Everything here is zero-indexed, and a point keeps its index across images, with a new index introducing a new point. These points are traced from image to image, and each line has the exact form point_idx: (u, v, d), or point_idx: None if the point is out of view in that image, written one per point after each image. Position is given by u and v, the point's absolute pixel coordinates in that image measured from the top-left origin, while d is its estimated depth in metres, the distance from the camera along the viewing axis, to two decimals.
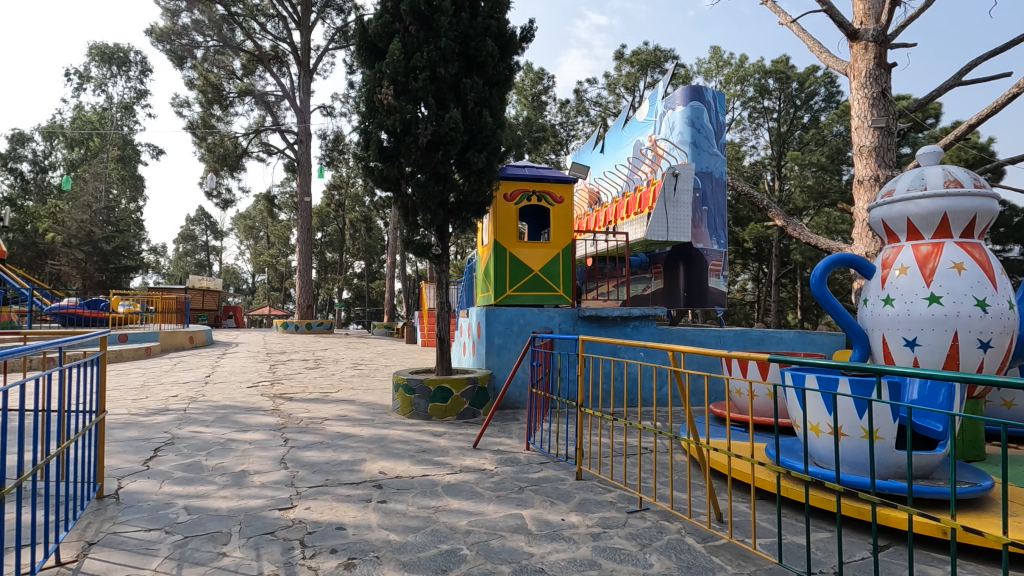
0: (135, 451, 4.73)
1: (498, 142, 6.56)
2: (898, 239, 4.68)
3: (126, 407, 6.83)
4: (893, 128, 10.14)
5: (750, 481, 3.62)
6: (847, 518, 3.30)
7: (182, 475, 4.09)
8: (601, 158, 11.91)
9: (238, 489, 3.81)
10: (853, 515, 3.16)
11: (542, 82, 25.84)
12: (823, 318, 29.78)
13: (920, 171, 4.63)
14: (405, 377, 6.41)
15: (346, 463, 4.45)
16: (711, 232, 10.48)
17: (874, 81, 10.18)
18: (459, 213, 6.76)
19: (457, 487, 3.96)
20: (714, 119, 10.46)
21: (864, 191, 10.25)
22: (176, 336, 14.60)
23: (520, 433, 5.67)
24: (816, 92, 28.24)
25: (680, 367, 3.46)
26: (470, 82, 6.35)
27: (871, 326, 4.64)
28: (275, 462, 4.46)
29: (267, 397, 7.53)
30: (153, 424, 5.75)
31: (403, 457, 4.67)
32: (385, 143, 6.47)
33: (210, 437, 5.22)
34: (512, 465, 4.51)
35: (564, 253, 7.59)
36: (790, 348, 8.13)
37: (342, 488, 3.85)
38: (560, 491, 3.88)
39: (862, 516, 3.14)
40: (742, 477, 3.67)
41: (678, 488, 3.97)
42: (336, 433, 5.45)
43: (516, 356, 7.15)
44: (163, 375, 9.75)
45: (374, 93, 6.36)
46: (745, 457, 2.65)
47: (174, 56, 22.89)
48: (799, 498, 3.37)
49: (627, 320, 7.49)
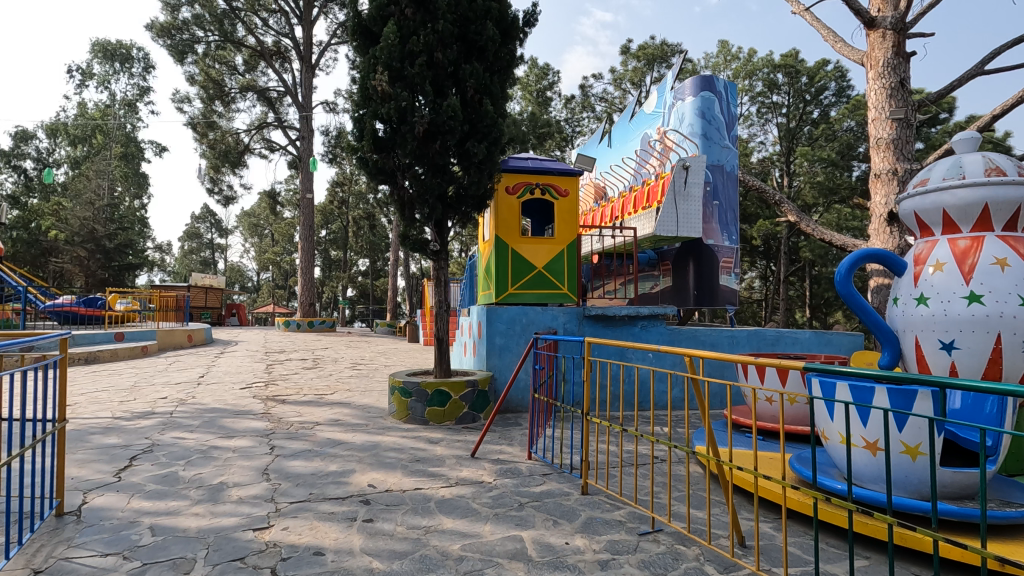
0: (108, 460, 4.41)
1: (500, 133, 6.21)
2: (932, 233, 4.32)
3: (110, 410, 6.54)
4: (912, 120, 9.71)
5: (784, 504, 3.32)
6: (894, 545, 2.96)
7: (155, 488, 3.78)
8: (609, 152, 11.55)
9: (212, 505, 3.49)
10: (905, 544, 2.82)
11: (547, 77, 25.50)
12: (831, 316, 29.37)
13: (958, 158, 4.27)
14: (400, 380, 6.07)
15: (333, 475, 4.12)
16: (723, 227, 9.84)
17: (892, 71, 9.77)
18: (458, 207, 6.42)
19: (451, 502, 3.63)
20: (726, 110, 9.83)
21: (882, 186, 9.86)
22: (174, 335, 14.32)
23: (522, 440, 5.33)
24: (826, 86, 27.78)
25: (698, 374, 3.07)
26: (470, 68, 5.98)
27: (903, 327, 4.28)
28: (257, 473, 4.13)
29: (259, 399, 7.23)
30: (135, 429, 5.45)
31: (395, 467, 4.33)
32: (380, 133, 6.14)
33: (192, 444, 4.90)
34: (513, 477, 4.17)
35: (569, 249, 7.23)
36: (806, 348, 7.75)
37: (325, 505, 3.53)
38: (564, 509, 3.54)
39: (917, 547, 2.79)
40: (774, 497, 3.37)
41: (696, 503, 3.66)
42: (326, 440, 5.13)
43: (518, 358, 6.81)
44: (155, 375, 9.47)
45: (369, 80, 6.03)
46: (774, 478, 2.35)
47: (174, 52, 22.65)
48: (841, 522, 3.07)
49: (635, 320, 7.16)
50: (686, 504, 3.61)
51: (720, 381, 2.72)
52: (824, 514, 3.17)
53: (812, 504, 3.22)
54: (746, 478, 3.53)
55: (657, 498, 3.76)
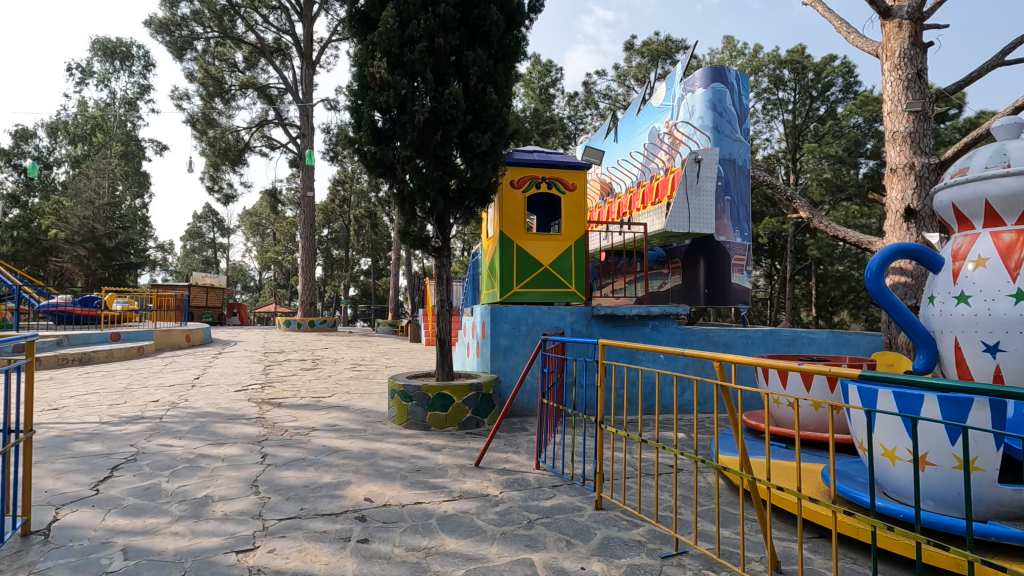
0: (87, 470, 4.12)
1: (505, 123, 5.92)
2: (972, 226, 4.01)
3: (98, 414, 6.27)
4: (929, 112, 9.37)
5: (835, 530, 2.97)
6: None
7: (134, 503, 3.49)
8: (615, 148, 11.27)
9: (193, 523, 3.19)
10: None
11: (550, 74, 25.24)
12: (837, 316, 29.03)
13: (1002, 145, 3.96)
14: (401, 383, 5.79)
15: (327, 487, 3.82)
16: (735, 224, 9.46)
17: (909, 62, 9.43)
18: (461, 201, 6.12)
19: (454, 519, 3.33)
20: (737, 102, 9.49)
21: (898, 180, 9.51)
22: (172, 334, 14.05)
23: (529, 447, 5.04)
24: (833, 82, 27.38)
25: (728, 382, 2.76)
26: (473, 54, 5.69)
27: (941, 328, 4.00)
28: (246, 485, 3.84)
29: (254, 402, 6.93)
30: (121, 436, 5.17)
31: (394, 478, 4.04)
32: (378, 124, 5.85)
33: (180, 452, 4.62)
34: (521, 490, 3.87)
35: (576, 245, 6.93)
36: (824, 349, 7.42)
37: (318, 522, 3.23)
38: (577, 527, 3.24)
39: None
40: (824, 522, 3.04)
41: (724, 521, 3.34)
42: (321, 448, 4.85)
43: (523, 360, 6.50)
44: (149, 377, 9.19)
45: (367, 67, 5.73)
46: (821, 504, 2.07)
47: (174, 48, 22.40)
48: (905, 552, 2.73)
49: (645, 320, 6.86)
50: (718, 526, 3.29)
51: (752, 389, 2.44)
52: (884, 543, 2.82)
53: (870, 530, 2.87)
54: (787, 499, 3.19)
55: (680, 515, 3.43)
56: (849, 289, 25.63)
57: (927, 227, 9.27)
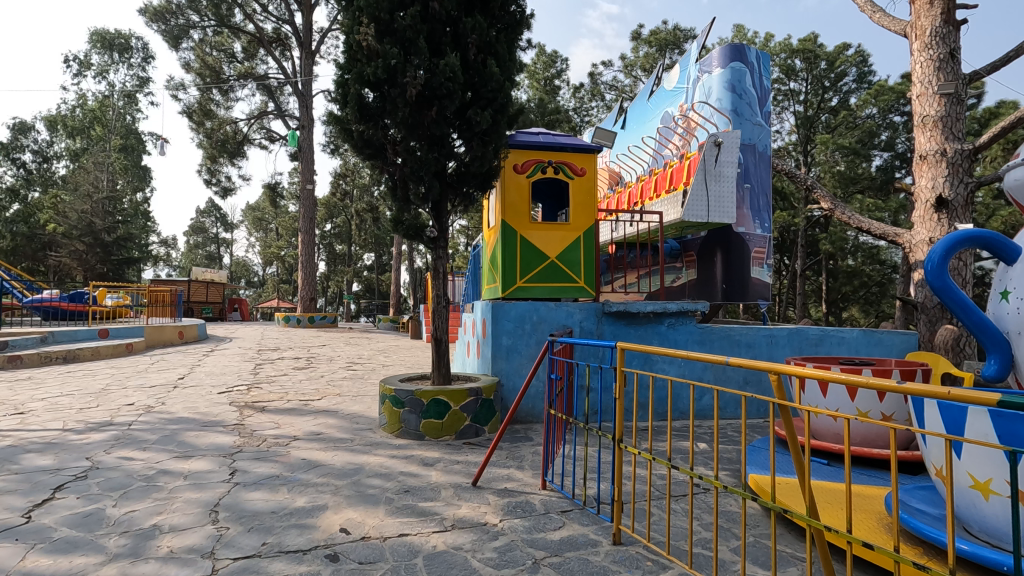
0: (25, 491, 3.58)
1: (508, 99, 5.35)
2: None
3: (62, 420, 5.73)
4: (962, 94, 8.71)
5: None
6: None
7: (66, 535, 2.95)
8: (625, 135, 10.68)
9: (129, 564, 2.65)
10: None
11: (555, 65, 24.64)
12: (849, 312, 28.35)
13: None
14: (392, 387, 5.22)
15: (298, 514, 3.27)
16: (755, 213, 8.83)
17: (941, 41, 8.74)
18: (459, 186, 5.58)
19: (444, 558, 2.78)
20: (758, 83, 8.82)
21: (928, 168, 8.87)
22: (164, 331, 13.55)
23: (534, 461, 4.47)
24: (846, 72, 26.54)
25: (788, 399, 2.13)
26: (472, 21, 5.10)
27: (1015, 329, 3.50)
28: (204, 511, 3.29)
29: (235, 406, 6.40)
30: (80, 447, 4.64)
31: (378, 503, 3.48)
32: (367, 99, 5.27)
33: (138, 467, 4.09)
34: (524, 517, 3.30)
35: (585, 236, 6.33)
36: (854, 349, 6.82)
37: (279, 563, 2.69)
38: (592, 570, 2.68)
39: None
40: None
41: (780, 566, 2.78)
42: (301, 462, 4.31)
43: (527, 361, 5.93)
44: (132, 377, 8.67)
45: (353, 34, 5.15)
46: None
47: (170, 37, 21.81)
48: None
49: (661, 319, 6.29)
50: (774, 572, 2.72)
51: (818, 413, 1.86)
52: None
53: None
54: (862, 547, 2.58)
55: (724, 553, 2.88)
56: (860, 285, 25.08)
57: (960, 218, 8.64)
